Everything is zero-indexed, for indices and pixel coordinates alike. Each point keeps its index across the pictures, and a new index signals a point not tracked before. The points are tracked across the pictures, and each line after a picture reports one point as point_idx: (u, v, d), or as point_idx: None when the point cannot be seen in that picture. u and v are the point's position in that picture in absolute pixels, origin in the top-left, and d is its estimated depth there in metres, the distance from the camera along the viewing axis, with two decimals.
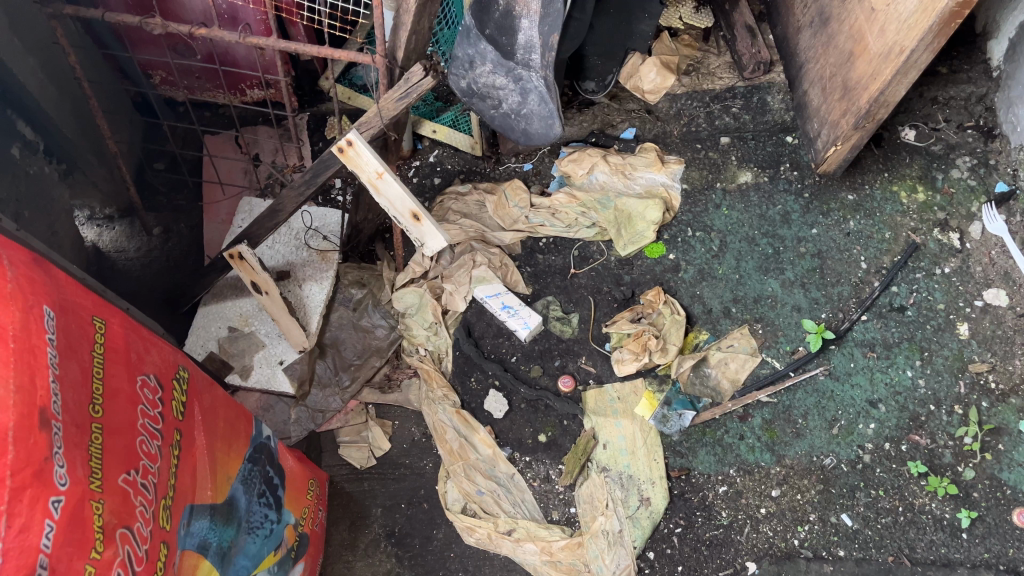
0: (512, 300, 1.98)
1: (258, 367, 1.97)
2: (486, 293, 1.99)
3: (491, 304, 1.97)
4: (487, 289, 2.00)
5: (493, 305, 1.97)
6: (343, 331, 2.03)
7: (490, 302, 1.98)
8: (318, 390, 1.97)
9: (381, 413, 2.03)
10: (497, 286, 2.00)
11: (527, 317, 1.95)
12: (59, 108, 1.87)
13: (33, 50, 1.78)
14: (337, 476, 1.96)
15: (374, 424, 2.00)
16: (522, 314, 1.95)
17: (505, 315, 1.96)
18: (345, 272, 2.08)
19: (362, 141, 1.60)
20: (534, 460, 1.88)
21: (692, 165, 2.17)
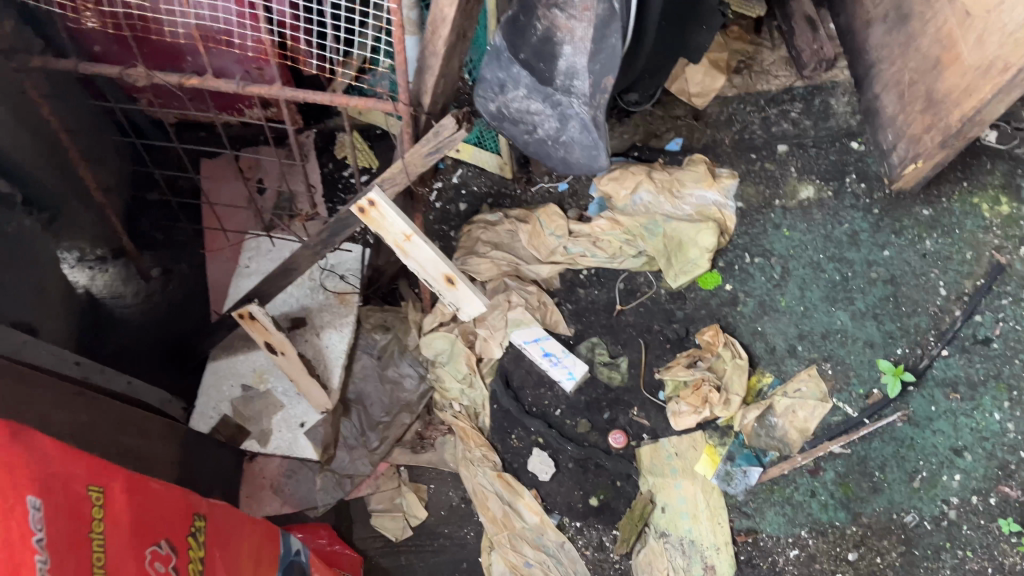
0: (557, 346, 1.80)
1: (278, 431, 1.78)
2: (526, 340, 1.80)
3: (534, 354, 1.79)
4: (526, 333, 1.81)
5: (535, 355, 1.79)
6: (368, 384, 1.84)
7: (531, 352, 1.79)
8: (345, 454, 1.80)
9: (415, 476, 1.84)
10: (537, 328, 1.81)
11: (575, 364, 1.78)
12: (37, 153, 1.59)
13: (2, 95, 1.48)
14: (371, 551, 1.79)
15: (408, 490, 1.81)
16: (568, 360, 1.79)
17: (549, 366, 1.79)
18: (368, 315, 1.89)
19: (386, 200, 1.39)
20: (585, 525, 1.72)
21: (747, 180, 1.94)
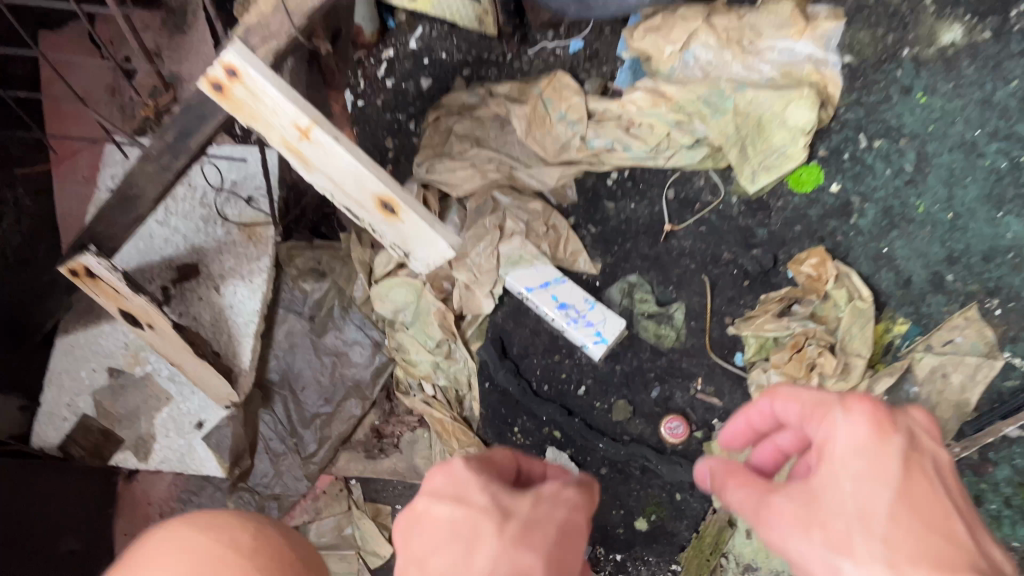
0: (578, 290, 1.19)
1: (164, 436, 1.20)
2: (530, 282, 1.20)
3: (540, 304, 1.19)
4: (527, 271, 1.21)
5: (543, 305, 1.19)
6: (297, 358, 1.25)
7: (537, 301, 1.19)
8: (266, 464, 1.21)
9: (374, 491, 1.25)
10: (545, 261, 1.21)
11: (608, 320, 1.17)
12: None
13: None
14: None
15: (365, 515, 1.23)
16: (596, 313, 1.18)
17: (565, 322, 1.18)
18: (291, 256, 1.26)
19: (258, 66, 0.76)
20: (628, 559, 1.16)
21: (861, 19, 1.21)
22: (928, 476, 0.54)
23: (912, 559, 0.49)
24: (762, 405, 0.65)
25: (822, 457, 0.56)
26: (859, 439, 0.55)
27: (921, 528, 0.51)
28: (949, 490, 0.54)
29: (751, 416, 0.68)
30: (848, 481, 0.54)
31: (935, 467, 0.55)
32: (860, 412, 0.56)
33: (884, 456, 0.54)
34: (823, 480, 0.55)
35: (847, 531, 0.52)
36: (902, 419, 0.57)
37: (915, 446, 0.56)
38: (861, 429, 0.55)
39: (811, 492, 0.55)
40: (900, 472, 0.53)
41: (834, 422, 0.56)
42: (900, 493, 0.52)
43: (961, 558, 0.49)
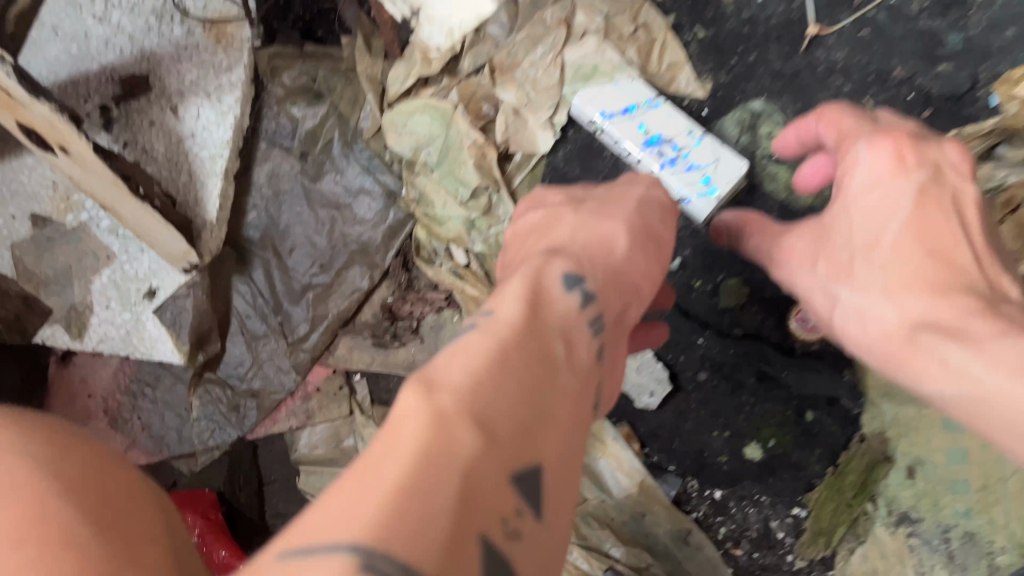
0: (675, 117, 0.82)
1: (104, 307, 0.89)
2: (604, 104, 0.83)
3: (619, 137, 0.82)
4: (600, 87, 0.84)
5: (624, 138, 0.82)
6: (284, 209, 0.91)
7: (614, 132, 0.82)
8: (240, 350, 0.90)
9: (382, 394, 0.91)
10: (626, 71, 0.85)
11: (719, 162, 0.80)
12: None
13: None
14: None
15: (370, 421, 0.89)
16: (702, 152, 0.80)
17: (654, 163, 0.80)
18: (275, 68, 0.91)
19: None
20: (733, 498, 0.83)
21: None
22: (946, 207, 0.50)
23: (908, 284, 0.49)
24: (810, 120, 0.59)
25: (841, 189, 0.54)
26: (874, 172, 0.52)
27: (923, 252, 0.50)
28: (965, 224, 0.50)
29: (792, 139, 0.63)
30: (859, 210, 0.53)
31: (955, 199, 0.51)
32: (881, 145, 0.52)
33: (901, 189, 0.51)
34: (836, 215, 0.55)
35: (852, 259, 0.53)
36: (930, 149, 0.53)
37: (938, 179, 0.51)
38: (879, 162, 0.52)
39: (822, 228, 0.56)
40: (914, 208, 0.50)
41: (855, 154, 0.53)
42: (907, 223, 0.50)
43: (956, 277, 0.48)
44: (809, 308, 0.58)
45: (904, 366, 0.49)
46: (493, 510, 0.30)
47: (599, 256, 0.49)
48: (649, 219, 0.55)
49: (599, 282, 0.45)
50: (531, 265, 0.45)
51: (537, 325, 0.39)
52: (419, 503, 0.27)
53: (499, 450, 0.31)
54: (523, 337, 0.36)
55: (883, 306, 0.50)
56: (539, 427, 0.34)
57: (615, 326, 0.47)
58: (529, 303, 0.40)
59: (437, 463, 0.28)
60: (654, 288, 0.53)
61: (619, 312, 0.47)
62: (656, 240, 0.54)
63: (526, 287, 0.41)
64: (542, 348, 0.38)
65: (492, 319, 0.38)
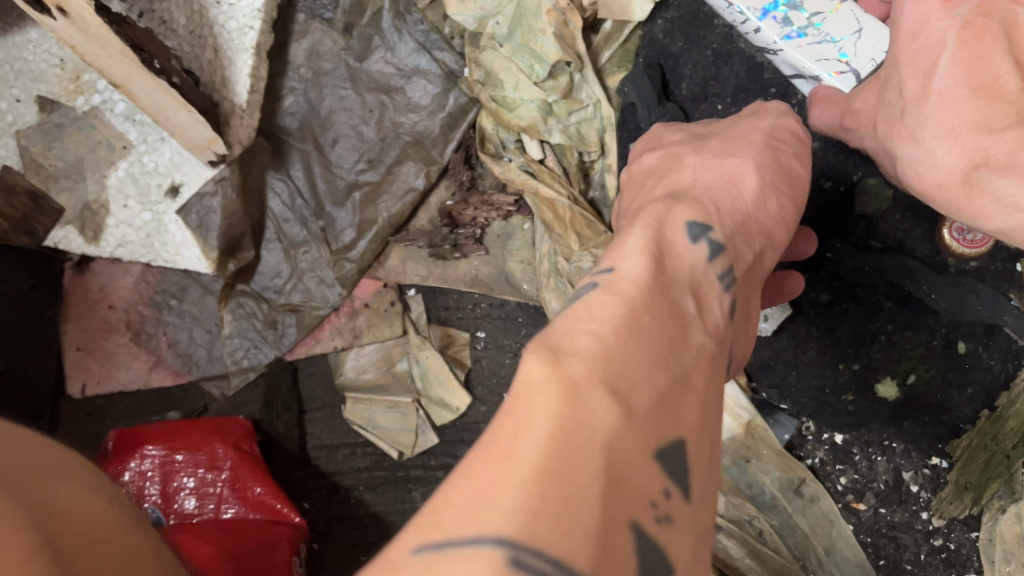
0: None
1: (119, 206, 0.77)
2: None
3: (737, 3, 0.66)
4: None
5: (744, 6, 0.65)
6: (327, 92, 0.77)
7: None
8: (276, 257, 0.78)
9: (439, 312, 0.78)
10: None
11: (866, 33, 0.62)
12: None
13: None
14: (345, 478, 0.78)
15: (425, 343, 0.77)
16: (842, 20, 0.62)
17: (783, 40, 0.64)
18: None
19: None
20: (857, 443, 0.69)
21: None
22: (1000, 35, 0.45)
23: (954, 128, 0.46)
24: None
25: (896, 32, 0.51)
26: (918, 8, 0.48)
27: (968, 88, 0.46)
28: (1023, 50, 0.45)
29: None
30: (907, 57, 0.49)
31: (1016, 18, 0.46)
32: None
33: (945, 27, 0.47)
34: (890, 68, 0.52)
35: (904, 110, 0.50)
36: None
37: (995, 2, 0.46)
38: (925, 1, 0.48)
39: (879, 81, 0.54)
40: (960, 44, 0.46)
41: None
42: (952, 61, 0.46)
43: (1006, 109, 0.44)
44: (881, 160, 0.56)
45: (959, 206, 0.48)
46: (640, 491, 0.24)
47: (731, 200, 0.36)
48: (782, 150, 0.41)
49: (731, 228, 0.35)
50: (645, 211, 0.34)
51: (667, 275, 0.30)
52: (565, 496, 0.21)
53: (641, 426, 0.24)
54: (656, 292, 0.28)
55: (932, 151, 0.48)
56: (681, 389, 0.27)
57: (746, 276, 0.36)
58: (655, 244, 0.31)
59: (574, 444, 0.22)
60: (790, 234, 0.40)
61: (753, 261, 0.36)
62: (793, 177, 0.40)
63: (647, 237, 0.32)
64: (673, 298, 0.29)
65: (613, 270, 0.30)
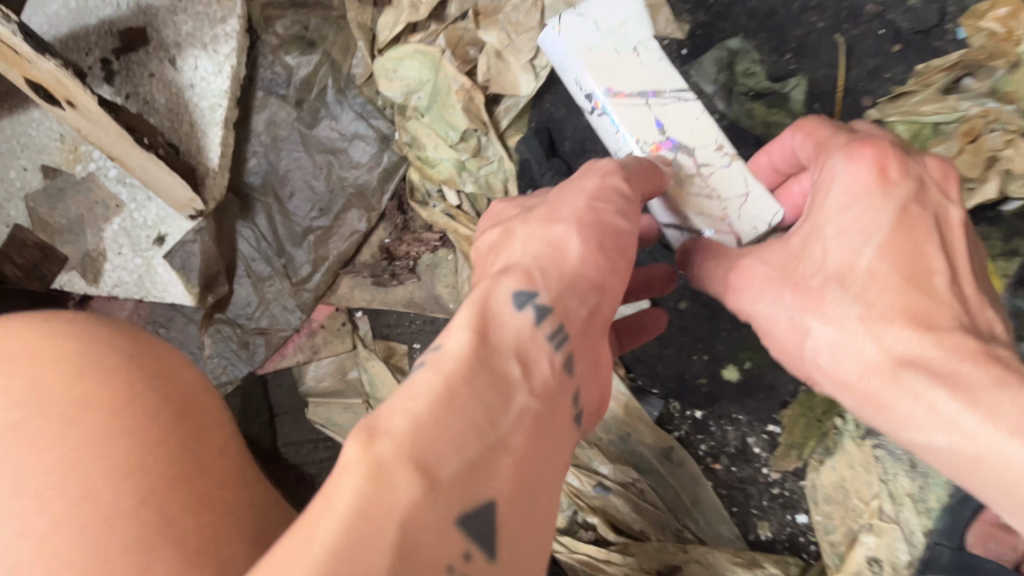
0: (704, 123, 0.71)
1: (114, 254, 0.94)
2: (612, 77, 0.73)
3: (622, 123, 0.71)
4: (593, 42, 0.75)
5: (627, 124, 0.71)
6: (283, 154, 0.95)
7: (617, 119, 0.72)
8: (247, 290, 0.95)
9: (385, 329, 0.96)
10: (643, 36, 0.75)
11: (757, 202, 0.67)
12: None
13: None
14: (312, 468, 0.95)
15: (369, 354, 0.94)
16: (728, 178, 0.68)
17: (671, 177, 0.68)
18: (269, 19, 0.94)
19: None
20: (713, 416, 0.90)
21: None
22: (930, 228, 0.51)
23: (885, 314, 0.50)
24: (783, 136, 0.63)
25: (816, 205, 0.55)
26: (853, 185, 0.53)
27: (899, 278, 0.50)
28: (945, 250, 0.51)
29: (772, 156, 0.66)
30: (833, 233, 0.53)
31: (935, 218, 0.52)
32: (862, 158, 0.53)
33: (880, 209, 0.52)
34: (808, 236, 0.54)
35: (826, 284, 0.53)
36: (913, 164, 0.54)
37: (920, 199, 0.52)
38: (861, 174, 0.53)
39: (792, 251, 0.56)
40: (897, 227, 0.51)
41: (832, 169, 0.54)
42: (884, 248, 0.51)
43: (938, 307, 0.49)
44: (769, 339, 0.58)
45: (883, 400, 0.50)
46: (435, 556, 0.31)
47: (554, 266, 0.45)
48: (602, 210, 0.48)
49: (554, 291, 0.43)
50: (480, 286, 0.44)
51: (486, 347, 0.39)
52: (357, 555, 0.28)
53: (441, 493, 0.32)
54: (472, 367, 0.37)
55: (854, 334, 0.51)
56: (487, 457, 0.34)
57: (584, 329, 0.45)
58: (480, 328, 0.40)
59: (374, 517, 0.30)
60: (623, 282, 0.48)
61: (588, 315, 0.45)
62: (616, 232, 0.48)
63: (472, 313, 0.40)
64: (493, 368, 0.38)
65: (440, 347, 0.38)
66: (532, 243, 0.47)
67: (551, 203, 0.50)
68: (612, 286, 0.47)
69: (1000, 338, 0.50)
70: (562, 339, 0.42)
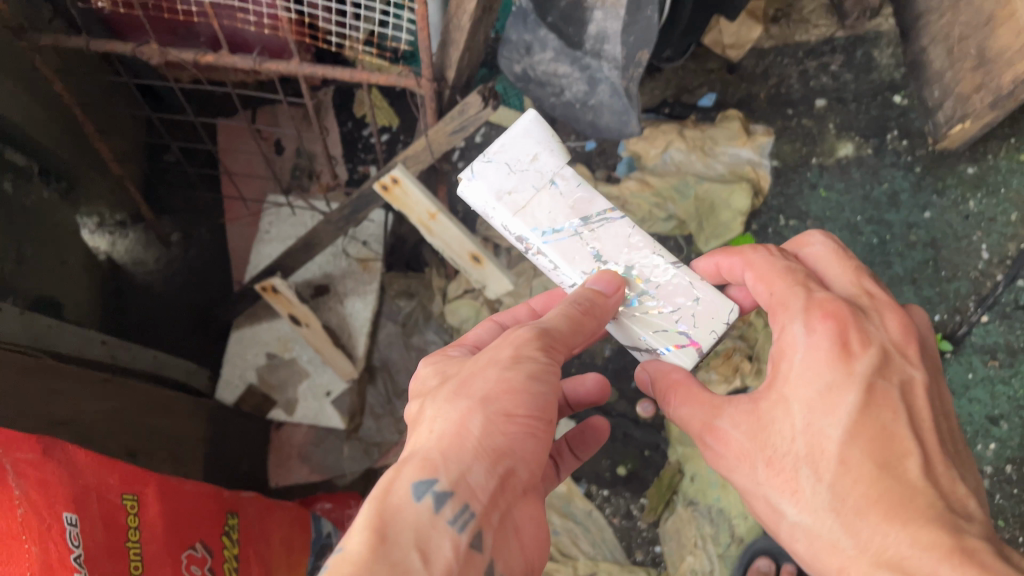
0: (639, 237, 1.00)
1: (304, 400, 1.79)
2: (538, 213, 1.00)
3: (558, 259, 0.99)
4: (508, 182, 1.00)
5: (559, 257, 0.98)
6: (393, 351, 1.80)
7: (553, 253, 0.98)
8: (371, 422, 1.78)
9: None
10: (554, 168, 1.01)
11: (713, 309, 0.96)
12: (55, 135, 1.48)
13: (36, 96, 1.42)
14: None
15: None
16: (666, 288, 0.97)
17: (633, 303, 0.97)
18: (391, 282, 1.84)
19: (409, 177, 1.36)
20: (613, 493, 1.75)
21: (783, 137, 1.87)
22: (894, 402, 0.77)
23: (861, 509, 0.73)
24: (737, 262, 0.94)
25: (784, 374, 0.81)
26: (813, 364, 0.79)
27: (870, 464, 0.74)
28: (904, 425, 0.77)
29: (721, 263, 0.98)
30: (801, 408, 0.79)
31: (894, 390, 0.79)
32: (825, 331, 0.80)
33: (846, 386, 0.77)
34: (777, 405, 0.80)
35: (804, 465, 0.77)
36: (871, 341, 0.81)
37: (879, 372, 0.79)
38: (825, 350, 0.79)
39: (759, 413, 0.82)
40: (862, 401, 0.77)
41: (795, 351, 0.81)
42: (848, 435, 0.75)
43: (903, 492, 0.72)
44: (756, 497, 0.83)
45: None
46: None
47: (457, 451, 0.74)
48: (514, 382, 0.78)
49: (452, 477, 0.72)
50: (401, 478, 0.72)
51: (390, 541, 0.67)
52: None
53: None
54: (363, 564, 0.64)
55: (830, 521, 0.75)
56: None
57: (488, 497, 0.73)
58: (378, 528, 0.68)
59: None
60: (524, 447, 0.76)
61: (490, 476, 0.74)
62: (520, 407, 0.77)
63: (382, 509, 0.70)
64: (394, 559, 0.66)
65: (349, 544, 0.66)
66: (450, 418, 0.77)
67: (465, 378, 0.80)
68: (524, 445, 0.76)
69: (972, 514, 0.73)
70: (461, 518, 0.70)
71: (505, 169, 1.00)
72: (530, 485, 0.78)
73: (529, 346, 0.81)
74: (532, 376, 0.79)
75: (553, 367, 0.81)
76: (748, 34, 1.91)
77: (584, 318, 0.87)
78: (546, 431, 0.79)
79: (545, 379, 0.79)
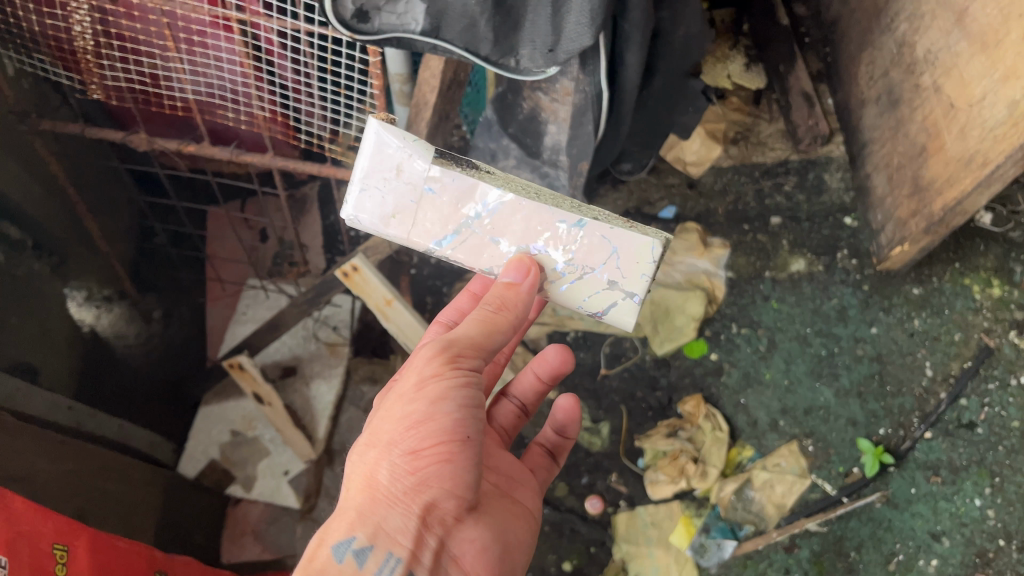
0: (527, 211, 0.97)
1: (262, 478, 1.84)
2: (428, 222, 0.98)
3: (465, 256, 1.00)
4: (386, 206, 0.98)
5: (468, 255, 1.00)
6: (353, 435, 1.84)
7: (460, 254, 1.00)
8: (325, 502, 1.80)
9: None
10: (423, 175, 0.96)
11: (635, 247, 0.99)
12: (51, 213, 1.58)
13: (37, 177, 1.53)
14: None
15: None
16: (587, 243, 0.99)
17: (555, 276, 0.99)
18: (357, 366, 1.91)
19: (369, 266, 1.46)
20: None
21: (738, 250, 1.97)
22: None
23: None
24: None
25: None
26: None
27: None
28: None
29: None
30: None
31: None
32: None
33: None
34: None
35: None
36: None
37: None
38: None
39: None
40: None
41: None
42: None
43: None
44: None
45: None
46: None
47: (372, 504, 0.80)
48: (419, 414, 0.82)
49: (370, 531, 0.78)
50: (324, 543, 0.78)
51: None
52: None
53: None
54: None
55: None
56: None
57: (410, 536, 0.80)
58: None
59: None
60: (440, 476, 0.82)
61: (410, 515, 0.80)
62: (428, 437, 0.82)
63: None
64: None
65: None
66: (362, 469, 0.83)
67: (373, 426, 0.85)
68: (440, 472, 0.82)
69: None
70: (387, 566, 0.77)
71: (379, 190, 0.97)
72: (457, 511, 0.85)
73: (431, 366, 0.85)
74: (439, 400, 0.83)
75: (461, 383, 0.85)
76: (708, 153, 2.04)
77: (495, 319, 0.90)
78: (466, 445, 0.84)
79: (454, 395, 0.84)
